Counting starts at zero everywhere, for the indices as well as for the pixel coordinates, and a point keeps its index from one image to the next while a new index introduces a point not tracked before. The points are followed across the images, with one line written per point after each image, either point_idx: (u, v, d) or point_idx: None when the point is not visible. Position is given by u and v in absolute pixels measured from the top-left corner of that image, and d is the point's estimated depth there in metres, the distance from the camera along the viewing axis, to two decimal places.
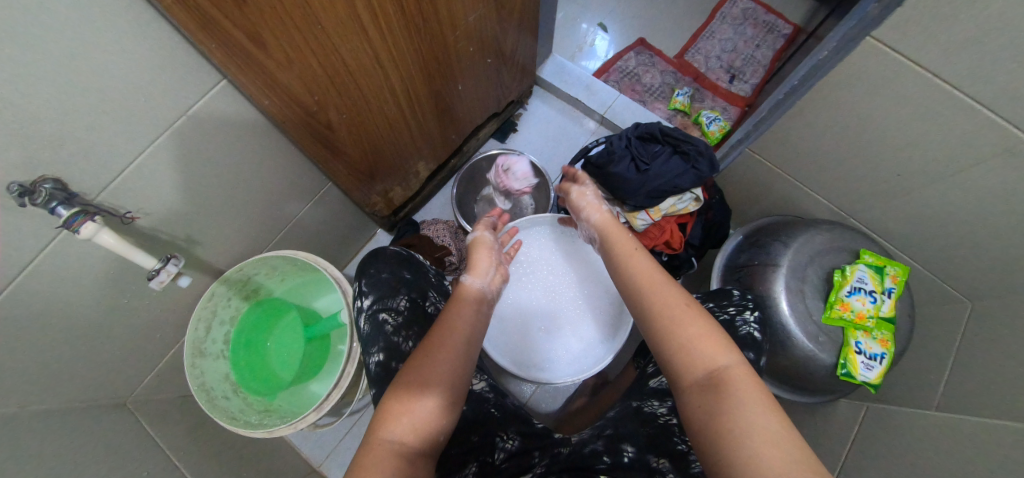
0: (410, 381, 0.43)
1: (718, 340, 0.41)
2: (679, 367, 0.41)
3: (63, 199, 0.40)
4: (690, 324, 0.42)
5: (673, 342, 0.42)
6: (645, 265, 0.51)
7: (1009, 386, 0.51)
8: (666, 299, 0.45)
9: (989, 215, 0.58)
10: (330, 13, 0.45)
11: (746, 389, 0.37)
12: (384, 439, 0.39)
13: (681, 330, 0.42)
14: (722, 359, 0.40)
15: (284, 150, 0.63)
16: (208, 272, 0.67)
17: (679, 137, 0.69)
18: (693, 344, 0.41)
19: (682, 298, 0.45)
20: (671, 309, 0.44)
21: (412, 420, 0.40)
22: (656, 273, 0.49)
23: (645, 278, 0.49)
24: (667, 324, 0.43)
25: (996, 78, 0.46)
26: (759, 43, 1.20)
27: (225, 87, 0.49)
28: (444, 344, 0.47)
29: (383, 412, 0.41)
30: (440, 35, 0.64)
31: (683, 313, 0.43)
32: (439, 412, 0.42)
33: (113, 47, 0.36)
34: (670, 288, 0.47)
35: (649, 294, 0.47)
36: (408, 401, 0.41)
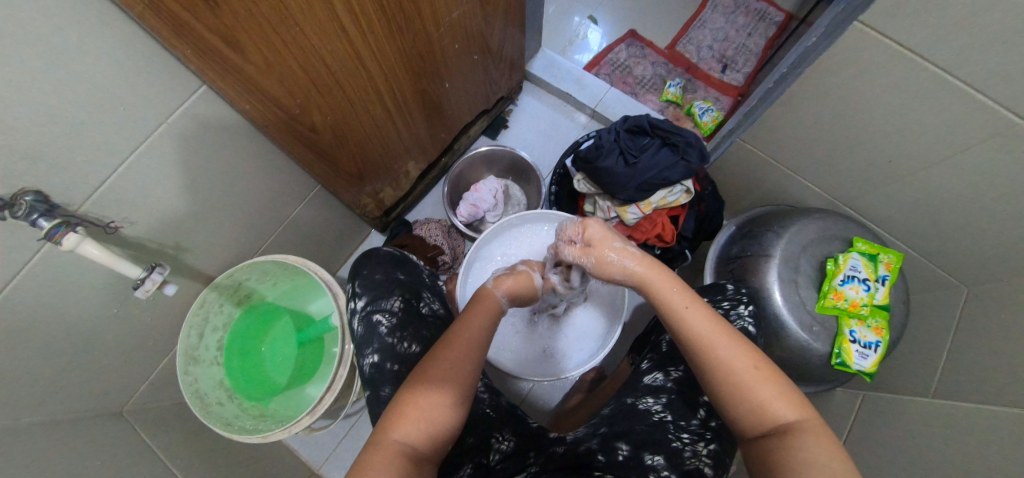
0: (420, 381, 0.42)
1: (792, 395, 0.39)
2: (742, 418, 0.39)
3: (45, 210, 0.39)
4: (761, 385, 0.39)
5: (743, 403, 0.39)
6: (706, 318, 0.44)
7: (1002, 371, 0.51)
8: (733, 357, 0.40)
9: (982, 200, 0.57)
10: (310, 15, 0.44)
11: (822, 447, 0.35)
12: (394, 440, 0.38)
13: (752, 389, 0.39)
14: (793, 415, 0.37)
15: (268, 153, 0.63)
16: (199, 279, 0.67)
17: (669, 129, 0.69)
18: (767, 402, 0.38)
19: (756, 357, 0.41)
20: (743, 369, 0.40)
21: (422, 425, 0.39)
22: (718, 327, 0.43)
23: (713, 332, 0.42)
24: (735, 381, 0.40)
25: (987, 61, 0.45)
26: (751, 32, 1.19)
27: (205, 93, 0.48)
28: (456, 346, 0.46)
29: (391, 412, 0.40)
30: (424, 32, 0.63)
31: (756, 373, 0.39)
32: (452, 415, 0.41)
33: (80, 57, 0.36)
34: (736, 344, 0.41)
35: (713, 353, 0.41)
36: (418, 404, 0.40)
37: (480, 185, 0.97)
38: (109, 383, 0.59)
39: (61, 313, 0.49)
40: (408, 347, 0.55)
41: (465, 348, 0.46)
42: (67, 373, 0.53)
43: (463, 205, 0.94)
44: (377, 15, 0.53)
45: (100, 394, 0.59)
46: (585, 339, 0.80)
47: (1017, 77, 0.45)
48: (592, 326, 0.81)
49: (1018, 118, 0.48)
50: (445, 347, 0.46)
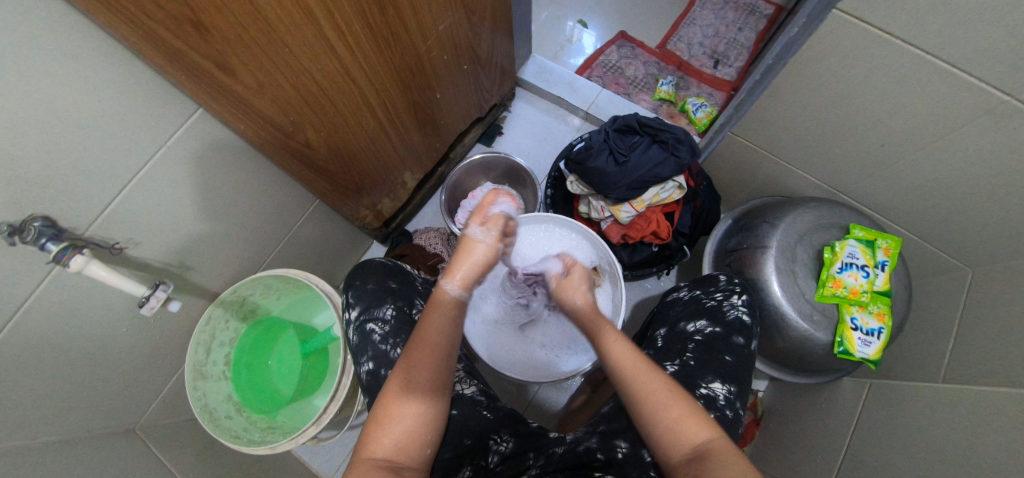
0: (389, 397, 0.43)
1: (701, 417, 0.41)
2: (661, 445, 0.40)
3: (53, 234, 0.41)
4: (673, 407, 0.41)
5: (659, 427, 0.41)
6: (627, 350, 0.46)
7: (1010, 352, 0.50)
8: (648, 383, 0.43)
9: (979, 180, 0.57)
10: (297, 36, 0.46)
11: (727, 463, 0.36)
12: (368, 458, 0.40)
13: (665, 412, 0.41)
14: (702, 435, 0.39)
15: (266, 170, 0.65)
16: (204, 296, 0.68)
17: (657, 127, 0.71)
18: (679, 426, 0.40)
19: (667, 384, 0.43)
20: (655, 396, 0.42)
21: (395, 440, 0.41)
22: (637, 358, 0.46)
23: (631, 363, 0.45)
24: (651, 408, 0.42)
25: (967, 40, 0.45)
26: (742, 26, 1.19)
27: (201, 115, 0.50)
28: (421, 351, 0.44)
29: (368, 429, 0.42)
30: (411, 45, 0.65)
31: (667, 396, 0.42)
32: (426, 424, 0.43)
33: (76, 87, 0.38)
34: (651, 371, 0.44)
35: (631, 382, 0.44)
36: (390, 420, 0.42)
37: (476, 192, 0.98)
38: (122, 400, 0.61)
39: (73, 334, 0.50)
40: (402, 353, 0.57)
41: (427, 354, 0.44)
42: (81, 392, 0.55)
43: (461, 212, 0.95)
44: (364, 32, 0.54)
45: (113, 412, 0.60)
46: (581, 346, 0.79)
47: (999, 54, 0.44)
48: None
49: (1005, 95, 0.47)
50: (411, 354, 0.44)
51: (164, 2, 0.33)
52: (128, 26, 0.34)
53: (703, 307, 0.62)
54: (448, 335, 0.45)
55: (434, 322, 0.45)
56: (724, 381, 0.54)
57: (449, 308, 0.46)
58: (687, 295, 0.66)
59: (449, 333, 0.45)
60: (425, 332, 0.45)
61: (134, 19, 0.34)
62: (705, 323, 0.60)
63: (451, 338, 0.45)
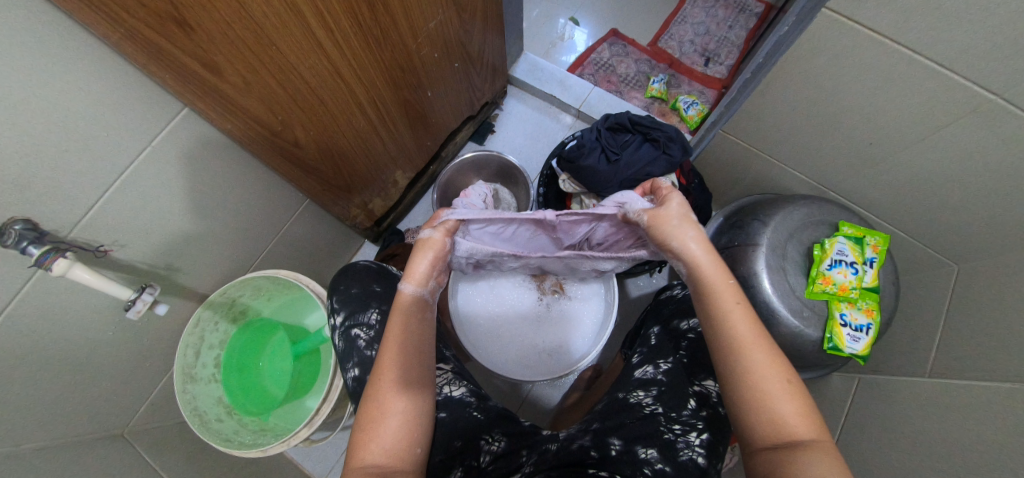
0: (367, 405, 0.42)
1: (811, 415, 0.36)
2: (755, 426, 0.37)
3: (34, 238, 0.40)
4: (783, 399, 0.36)
5: (762, 412, 0.36)
6: (747, 322, 0.39)
7: (997, 346, 0.51)
8: (765, 367, 0.37)
9: (964, 177, 0.57)
10: (286, 33, 0.45)
11: (833, 468, 0.33)
12: (360, 466, 0.40)
13: (772, 399, 0.36)
14: (809, 432, 0.35)
15: (254, 170, 0.64)
16: (192, 298, 0.68)
17: (648, 126, 0.72)
18: (786, 418, 0.36)
19: (784, 370, 0.37)
20: (770, 381, 0.37)
21: (381, 444, 0.41)
22: (759, 334, 0.39)
23: (752, 336, 0.38)
24: (759, 391, 0.37)
25: (954, 39, 0.45)
26: (732, 24, 1.20)
27: (187, 115, 0.50)
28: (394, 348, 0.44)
29: (355, 437, 0.42)
30: (401, 43, 0.64)
31: (781, 386, 0.37)
32: (412, 419, 0.43)
33: (57, 87, 0.37)
34: (772, 354, 0.38)
35: (745, 359, 0.38)
36: (372, 424, 0.41)
37: (469, 191, 0.97)
38: (111, 404, 0.60)
39: (58, 338, 0.50)
40: None
41: (398, 351, 0.44)
42: (67, 397, 0.54)
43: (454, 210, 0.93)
44: (352, 28, 0.53)
45: (101, 417, 0.59)
46: (572, 347, 0.79)
47: (984, 52, 0.45)
48: (579, 333, 0.80)
49: (991, 94, 0.48)
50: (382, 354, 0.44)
51: None
52: (111, 24, 0.34)
53: None
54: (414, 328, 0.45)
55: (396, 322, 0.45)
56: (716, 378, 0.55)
57: (410, 308, 0.46)
58: (681, 293, 0.65)
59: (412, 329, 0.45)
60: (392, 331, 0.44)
61: (113, 16, 0.33)
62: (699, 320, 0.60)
63: (418, 332, 0.46)
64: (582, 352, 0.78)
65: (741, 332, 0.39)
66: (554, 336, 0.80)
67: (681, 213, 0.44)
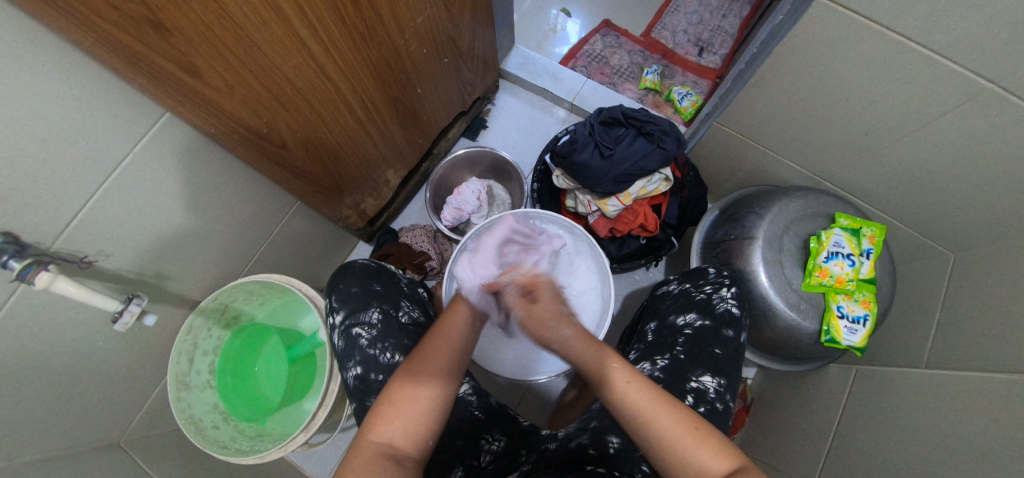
0: (401, 380, 0.43)
1: (726, 451, 0.37)
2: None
3: (15, 251, 0.39)
4: (700, 448, 0.37)
5: (689, 466, 0.36)
6: (643, 391, 0.41)
7: (994, 336, 0.50)
8: (673, 427, 0.38)
9: (960, 166, 0.57)
10: (267, 33, 0.44)
11: None
12: (374, 441, 0.38)
13: (690, 453, 0.37)
14: (729, 471, 0.35)
15: (241, 173, 0.63)
16: (183, 305, 0.67)
17: (642, 119, 0.71)
18: (707, 465, 0.36)
19: (691, 420, 0.39)
20: (679, 434, 0.37)
21: (400, 424, 0.40)
22: (655, 397, 0.40)
23: (648, 400, 0.40)
24: (676, 453, 0.37)
25: (953, 27, 0.44)
26: (726, 13, 1.18)
27: (168, 119, 0.48)
28: (440, 346, 0.48)
29: (371, 417, 0.41)
30: (389, 38, 0.63)
31: (692, 438, 0.37)
32: (433, 411, 0.41)
33: (29, 96, 0.35)
34: (672, 413, 0.39)
35: (652, 427, 0.39)
36: (398, 402, 0.41)
37: (463, 189, 0.96)
38: (105, 414, 0.60)
39: (47, 351, 0.49)
40: (392, 357, 0.56)
41: (447, 345, 0.48)
42: (59, 410, 0.53)
43: (447, 210, 0.94)
44: (337, 26, 0.52)
45: (95, 428, 0.59)
46: None
47: (983, 40, 0.44)
48: None
49: (988, 82, 0.47)
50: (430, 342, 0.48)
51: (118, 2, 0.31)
52: (81, 29, 0.32)
53: (693, 301, 0.62)
54: (462, 334, 0.50)
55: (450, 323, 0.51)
56: (714, 374, 0.54)
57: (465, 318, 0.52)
58: (676, 288, 0.66)
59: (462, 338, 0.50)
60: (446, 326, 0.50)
61: (83, 22, 0.32)
62: (694, 315, 0.60)
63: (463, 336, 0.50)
64: None
65: (638, 401, 0.40)
66: None
67: (556, 313, 0.49)
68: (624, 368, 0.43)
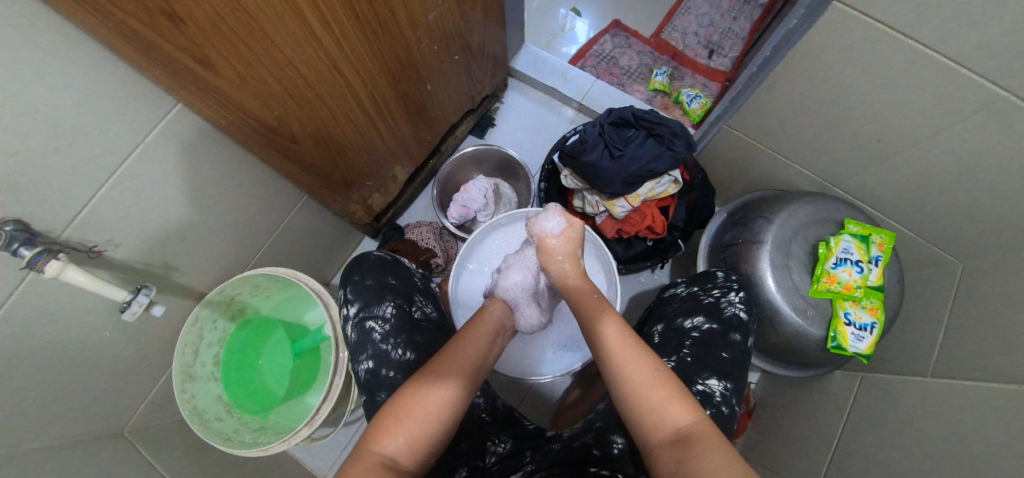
0: (414, 392, 0.43)
1: (683, 399, 0.41)
2: (647, 427, 0.40)
3: (25, 239, 0.39)
4: (657, 387, 0.41)
5: (646, 408, 0.40)
6: (615, 331, 0.47)
7: (1002, 346, 0.50)
8: (635, 366, 0.43)
9: (972, 174, 0.57)
10: (282, 28, 0.44)
11: (715, 445, 0.36)
12: (379, 452, 0.38)
13: (650, 395, 0.41)
14: (687, 417, 0.39)
15: (250, 166, 0.63)
16: (189, 296, 0.67)
17: (653, 121, 0.70)
18: (665, 405, 0.40)
19: (656, 365, 0.44)
20: (639, 376, 0.42)
21: (408, 437, 0.40)
22: (625, 337, 0.46)
23: (618, 342, 0.46)
24: (638, 394, 0.41)
25: (970, 36, 0.44)
26: (737, 15, 1.18)
27: (180, 111, 0.48)
28: (460, 357, 0.48)
29: (380, 422, 0.41)
30: (401, 35, 0.63)
31: (651, 378, 0.42)
32: (441, 422, 0.42)
33: (42, 84, 0.35)
34: (637, 352, 0.45)
35: (617, 362, 0.44)
36: (408, 413, 0.41)
37: (469, 186, 0.97)
38: (112, 402, 0.60)
39: (57, 340, 0.49)
40: (403, 354, 0.56)
41: (465, 357, 0.49)
42: (66, 398, 0.53)
43: (454, 207, 0.94)
44: (351, 22, 0.52)
45: (99, 417, 0.59)
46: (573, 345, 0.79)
47: (1000, 49, 0.43)
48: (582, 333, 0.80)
49: (1003, 91, 0.47)
50: (452, 352, 0.49)
51: None
52: (98, 19, 0.32)
53: (700, 304, 0.62)
54: (483, 350, 0.51)
55: (475, 337, 0.52)
56: (720, 378, 0.54)
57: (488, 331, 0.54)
58: (684, 291, 0.65)
59: (482, 352, 0.51)
60: (469, 339, 0.52)
61: (100, 11, 0.32)
62: (702, 319, 0.60)
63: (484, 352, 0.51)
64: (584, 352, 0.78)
65: (609, 338, 0.47)
66: (556, 335, 0.80)
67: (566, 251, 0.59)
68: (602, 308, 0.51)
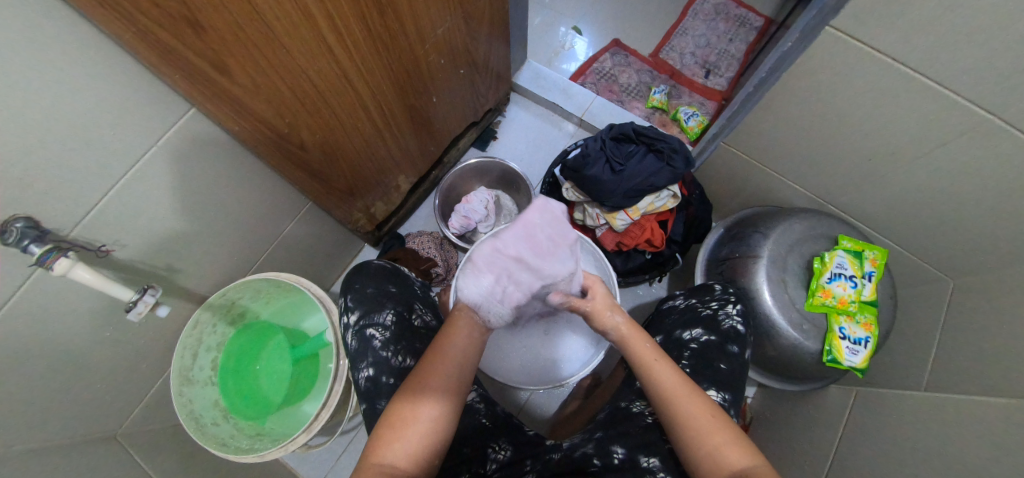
0: (402, 404, 0.43)
1: (741, 444, 0.41)
2: (706, 468, 0.40)
3: (36, 236, 0.39)
4: (717, 433, 0.41)
5: (707, 451, 0.41)
6: (671, 371, 0.47)
7: (993, 360, 0.51)
8: (695, 410, 0.43)
9: (960, 193, 0.59)
10: (296, 38, 0.46)
11: None
12: (376, 464, 0.39)
13: (707, 436, 0.41)
14: (744, 460, 0.40)
15: (258, 171, 0.64)
16: (190, 299, 0.67)
17: (653, 136, 0.73)
18: (723, 448, 0.40)
19: (712, 408, 0.44)
20: (701, 419, 0.42)
21: (404, 446, 0.40)
22: (682, 380, 0.46)
23: (675, 383, 0.46)
24: (695, 435, 0.42)
25: (956, 60, 0.46)
26: (732, 38, 1.22)
27: (194, 115, 0.50)
28: (442, 364, 0.48)
29: (376, 434, 0.42)
30: (410, 49, 0.65)
31: (711, 423, 0.42)
32: (434, 429, 0.42)
33: (65, 84, 0.36)
34: (696, 396, 0.45)
35: (677, 405, 0.44)
36: (400, 424, 0.42)
37: (471, 197, 0.98)
38: (107, 404, 0.59)
39: (58, 338, 0.49)
40: (403, 361, 0.57)
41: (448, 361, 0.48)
42: (61, 398, 0.52)
43: (455, 217, 0.96)
44: (363, 34, 0.54)
45: (93, 420, 0.58)
46: (569, 356, 0.80)
47: (984, 73, 0.46)
48: (578, 344, 0.80)
49: (987, 113, 0.49)
50: (433, 359, 0.48)
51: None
52: (125, 25, 0.34)
53: (698, 316, 0.63)
54: (464, 352, 0.50)
55: (453, 340, 0.51)
56: (718, 388, 0.55)
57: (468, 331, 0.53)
58: (682, 303, 0.66)
59: (465, 355, 0.50)
60: (449, 342, 0.51)
61: (128, 18, 0.33)
62: (700, 331, 0.61)
63: (467, 352, 0.50)
64: (580, 362, 0.79)
65: (665, 378, 0.46)
66: (552, 347, 0.80)
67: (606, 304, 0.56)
68: (655, 350, 0.50)
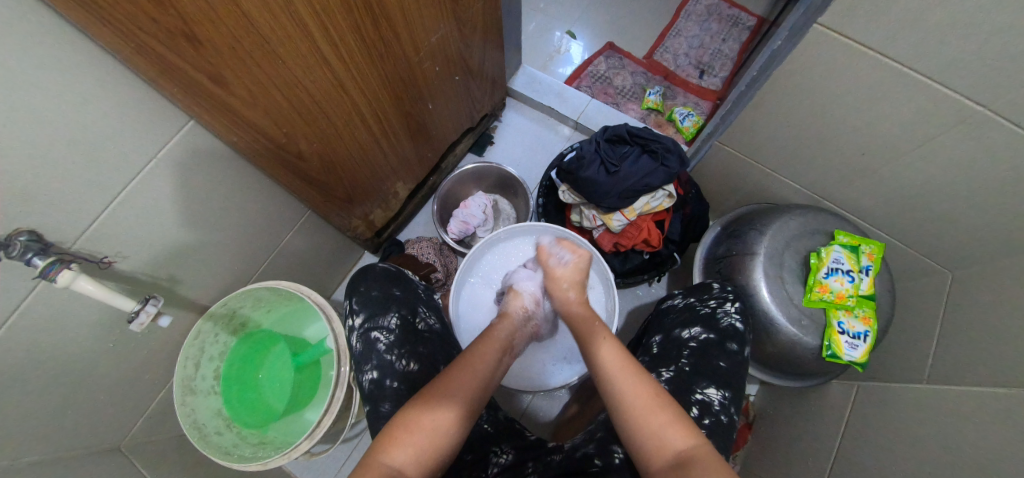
0: (412, 412, 0.42)
1: (682, 423, 0.41)
2: (647, 454, 0.40)
3: (39, 249, 0.40)
4: (657, 411, 0.41)
5: (646, 432, 0.40)
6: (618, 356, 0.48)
7: (994, 352, 0.51)
8: (635, 389, 0.44)
9: (955, 186, 0.59)
10: (291, 49, 0.46)
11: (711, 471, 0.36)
12: (383, 463, 0.39)
13: (649, 417, 0.41)
14: (685, 442, 0.39)
15: (257, 181, 0.65)
16: (192, 309, 0.67)
17: (647, 137, 0.74)
18: (664, 429, 0.40)
19: (652, 388, 0.44)
20: (639, 400, 0.42)
21: (414, 446, 0.40)
22: (626, 362, 0.47)
23: (619, 366, 0.47)
24: (636, 413, 0.42)
25: (943, 54, 0.47)
26: (726, 37, 1.23)
27: (192, 127, 0.50)
28: (464, 370, 0.48)
29: (386, 434, 0.41)
30: (404, 57, 0.66)
31: (650, 405, 0.42)
32: (443, 440, 0.42)
33: (65, 100, 0.37)
34: (637, 378, 0.45)
35: (617, 386, 0.45)
36: (415, 428, 0.41)
37: (469, 202, 0.99)
38: (111, 416, 0.60)
39: (62, 352, 0.49)
40: (407, 365, 0.57)
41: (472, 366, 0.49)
42: (65, 413, 0.53)
43: (454, 222, 0.96)
44: (357, 43, 0.55)
45: (97, 432, 0.59)
46: (571, 358, 0.80)
47: (973, 67, 0.46)
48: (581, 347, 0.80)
49: (980, 106, 0.49)
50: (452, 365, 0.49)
51: (158, 15, 0.33)
52: (123, 40, 0.34)
53: (697, 315, 0.63)
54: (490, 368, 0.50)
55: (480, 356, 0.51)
56: (719, 386, 0.55)
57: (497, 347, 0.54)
58: (681, 302, 0.67)
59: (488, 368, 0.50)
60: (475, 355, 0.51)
61: (126, 33, 0.34)
62: (699, 329, 0.61)
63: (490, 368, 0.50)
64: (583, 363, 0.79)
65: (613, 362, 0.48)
66: (554, 351, 0.80)
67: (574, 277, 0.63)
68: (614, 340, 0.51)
